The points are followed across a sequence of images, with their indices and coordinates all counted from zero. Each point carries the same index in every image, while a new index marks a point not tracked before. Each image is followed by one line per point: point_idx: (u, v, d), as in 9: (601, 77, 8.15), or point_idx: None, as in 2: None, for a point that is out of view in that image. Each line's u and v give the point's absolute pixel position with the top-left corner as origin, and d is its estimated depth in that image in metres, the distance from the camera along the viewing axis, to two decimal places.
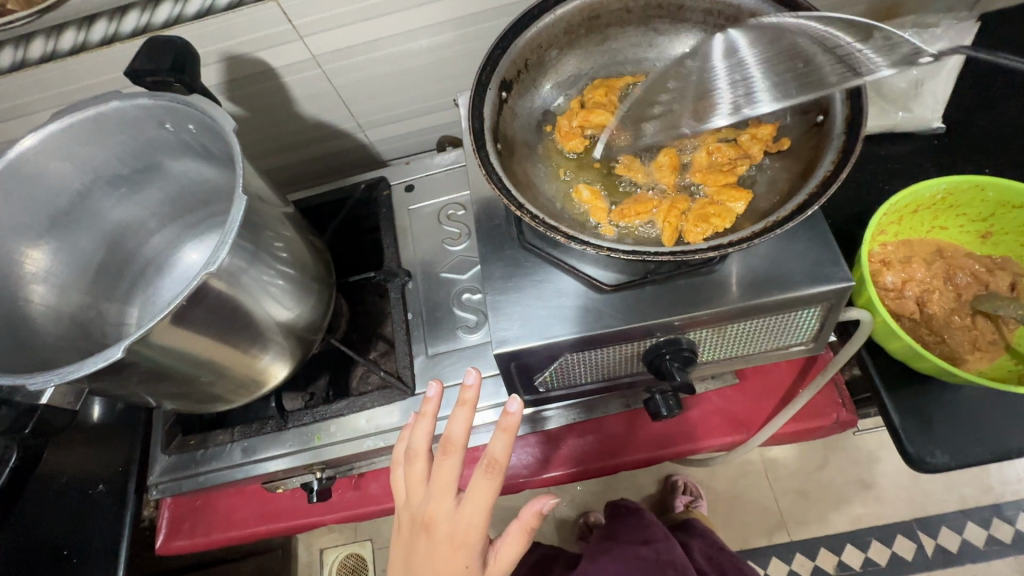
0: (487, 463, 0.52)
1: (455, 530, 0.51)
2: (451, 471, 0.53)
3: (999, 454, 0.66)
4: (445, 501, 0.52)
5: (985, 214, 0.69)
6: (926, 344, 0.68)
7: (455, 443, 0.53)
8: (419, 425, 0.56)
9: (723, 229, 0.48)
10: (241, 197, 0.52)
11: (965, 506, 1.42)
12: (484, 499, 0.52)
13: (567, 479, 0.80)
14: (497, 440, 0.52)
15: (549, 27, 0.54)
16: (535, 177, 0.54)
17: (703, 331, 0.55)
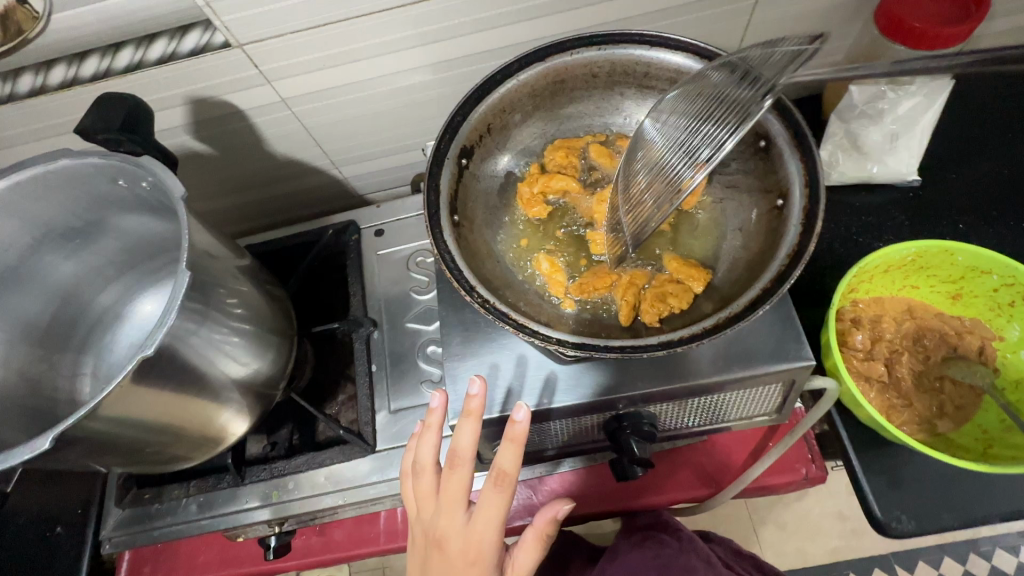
0: (497, 478, 0.50)
1: (468, 545, 0.51)
2: (460, 487, 0.52)
3: (964, 521, 0.65)
4: (457, 515, 0.52)
5: (955, 276, 0.68)
6: (894, 408, 0.67)
7: (464, 459, 0.51)
8: (424, 440, 0.53)
9: (680, 311, 0.47)
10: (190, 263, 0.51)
11: (942, 540, 1.42)
12: (496, 512, 0.51)
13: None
14: (506, 453, 0.50)
15: (511, 92, 0.53)
16: (494, 247, 0.52)
17: (664, 404, 0.55)
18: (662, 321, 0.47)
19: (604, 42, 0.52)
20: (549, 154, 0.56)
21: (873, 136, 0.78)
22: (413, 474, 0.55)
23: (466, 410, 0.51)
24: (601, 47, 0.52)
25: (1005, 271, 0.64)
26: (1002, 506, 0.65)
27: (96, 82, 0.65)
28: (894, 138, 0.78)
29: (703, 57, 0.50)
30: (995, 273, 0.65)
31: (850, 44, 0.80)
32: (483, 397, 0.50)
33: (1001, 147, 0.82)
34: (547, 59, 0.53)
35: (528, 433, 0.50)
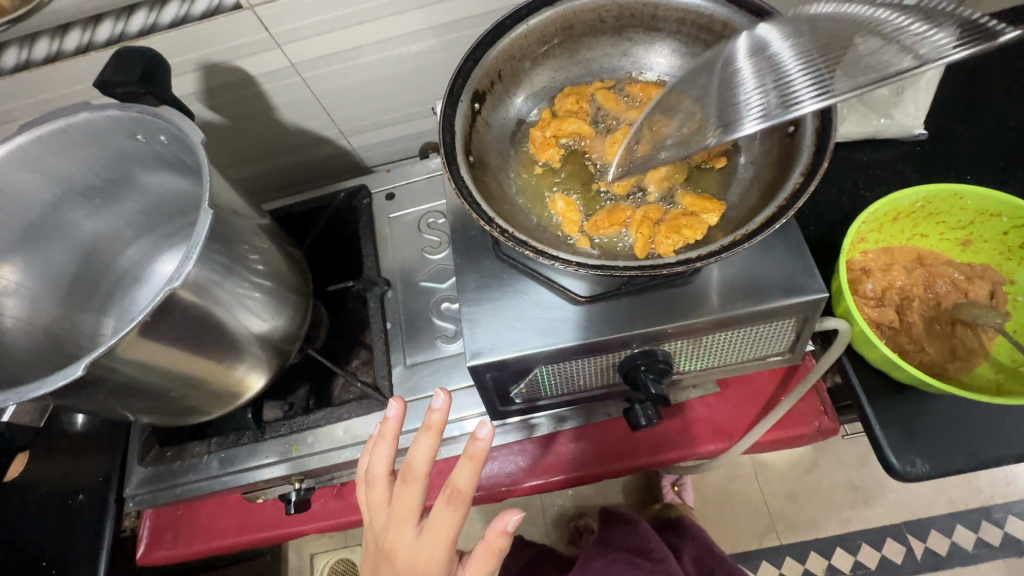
0: (449, 493, 0.50)
1: (416, 559, 0.50)
2: (413, 500, 0.52)
3: (978, 463, 0.65)
4: (407, 528, 0.51)
5: (965, 222, 0.68)
6: (905, 352, 0.68)
7: (420, 470, 0.51)
8: (377, 449, 0.53)
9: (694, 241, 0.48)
10: (210, 209, 0.51)
11: (953, 508, 1.42)
12: (445, 527, 0.50)
13: (550, 487, 0.79)
14: (460, 470, 0.50)
15: (521, 38, 0.54)
16: (508, 190, 0.53)
17: (677, 342, 0.55)
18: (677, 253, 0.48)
19: None
20: (559, 100, 0.57)
21: (879, 88, 0.78)
22: (366, 485, 0.54)
23: (426, 424, 0.52)
24: None
25: (1015, 213, 0.64)
26: (1015, 447, 0.65)
27: (111, 46, 0.66)
28: (901, 91, 0.78)
29: None
30: (1005, 215, 0.65)
31: None
32: (443, 413, 0.52)
33: (1008, 98, 0.82)
34: (556, 4, 0.53)
35: (488, 451, 0.50)
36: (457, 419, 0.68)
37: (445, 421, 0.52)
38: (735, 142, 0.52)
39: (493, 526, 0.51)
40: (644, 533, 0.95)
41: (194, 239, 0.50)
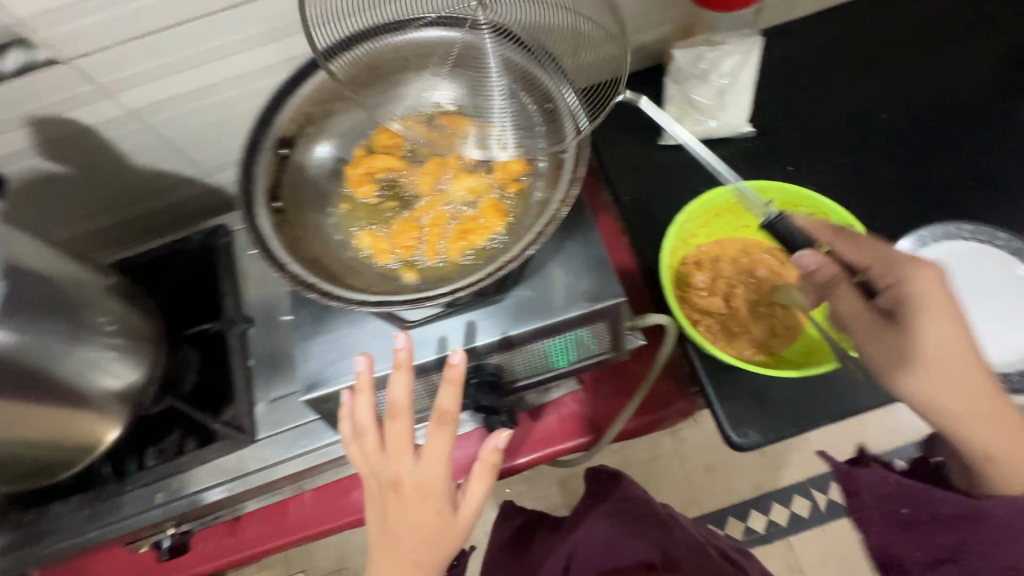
0: (440, 417, 0.54)
1: (422, 479, 0.55)
2: (404, 433, 0.55)
3: (802, 427, 0.73)
4: (406, 461, 0.55)
5: (774, 213, 0.76)
6: (734, 335, 0.75)
7: (400, 407, 0.54)
8: (357, 399, 0.55)
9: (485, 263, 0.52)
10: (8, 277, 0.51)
11: (849, 460, 1.55)
12: (441, 447, 0.55)
13: (508, 471, 0.83)
14: (446, 393, 0.54)
15: (326, 83, 0.57)
16: (324, 229, 0.56)
17: (503, 354, 0.60)
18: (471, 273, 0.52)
19: (406, 29, 0.57)
20: (375, 136, 0.60)
21: (703, 94, 0.85)
22: (354, 436, 0.56)
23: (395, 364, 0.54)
24: (404, 35, 0.56)
25: (808, 203, 0.72)
26: (831, 409, 0.73)
27: None
28: (723, 95, 0.86)
29: None
30: (802, 206, 0.73)
31: (676, 14, 0.87)
32: (408, 350, 0.54)
33: (820, 93, 0.91)
34: (356, 49, 0.56)
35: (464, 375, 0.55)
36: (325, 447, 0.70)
37: (411, 358, 0.54)
38: (531, 167, 0.56)
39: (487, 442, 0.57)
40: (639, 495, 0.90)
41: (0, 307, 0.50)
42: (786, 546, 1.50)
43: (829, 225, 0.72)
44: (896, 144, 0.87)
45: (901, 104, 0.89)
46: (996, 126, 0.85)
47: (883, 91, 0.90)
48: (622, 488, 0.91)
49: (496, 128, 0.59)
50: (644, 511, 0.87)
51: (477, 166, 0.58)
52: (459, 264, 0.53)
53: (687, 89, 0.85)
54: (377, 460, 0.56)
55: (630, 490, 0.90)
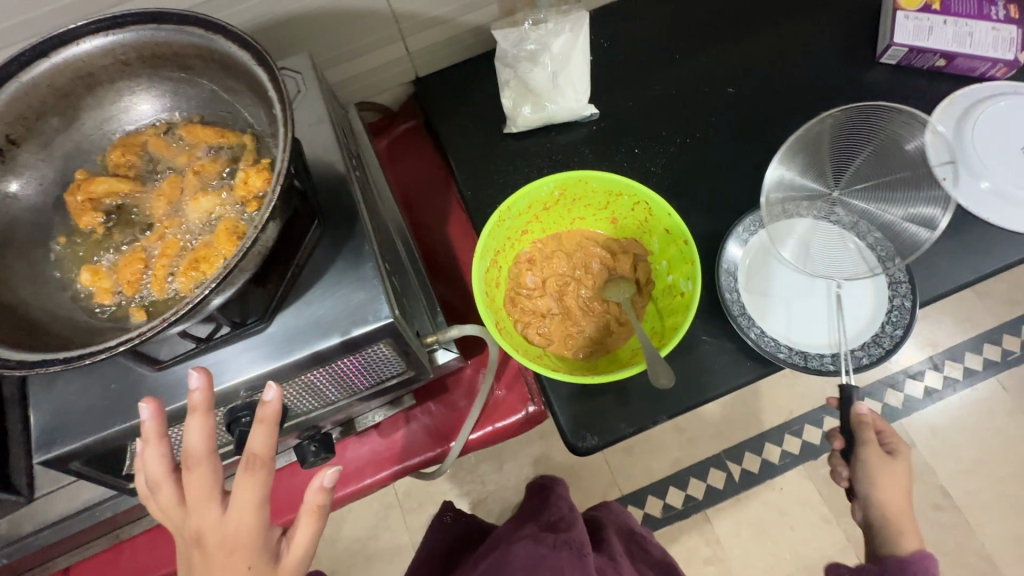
0: (245, 461, 0.46)
1: (227, 534, 0.45)
2: (206, 483, 0.46)
3: (639, 426, 0.70)
4: (211, 515, 0.45)
5: (603, 203, 0.72)
6: (568, 336, 0.71)
7: (198, 454, 0.46)
8: (146, 452, 0.46)
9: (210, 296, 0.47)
10: None
11: (763, 429, 1.47)
12: (246, 497, 0.45)
13: (365, 491, 0.82)
14: (254, 435, 0.46)
15: (19, 98, 0.47)
16: (38, 268, 0.49)
17: (279, 386, 0.55)
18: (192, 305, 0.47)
19: (108, 27, 0.48)
20: (107, 155, 0.53)
21: (537, 76, 0.80)
22: (153, 494, 0.47)
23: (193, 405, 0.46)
24: (107, 34, 0.48)
25: (630, 191, 0.68)
26: (666, 405, 0.71)
27: None
28: (556, 76, 0.80)
29: (206, 28, 0.47)
30: (625, 194, 0.69)
31: None
32: (209, 388, 0.46)
33: (668, 66, 0.86)
34: (51, 56, 0.47)
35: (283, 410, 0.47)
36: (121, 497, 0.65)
37: (213, 398, 0.46)
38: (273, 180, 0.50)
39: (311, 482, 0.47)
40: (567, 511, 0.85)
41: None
42: (704, 520, 1.42)
43: (653, 213, 0.69)
44: (741, 117, 0.83)
45: (749, 75, 0.85)
46: (842, 93, 0.82)
47: (731, 61, 0.86)
48: (552, 506, 0.87)
49: (242, 136, 0.52)
50: (563, 521, 0.81)
51: (219, 182, 0.51)
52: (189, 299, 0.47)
53: (519, 71, 0.80)
54: (178, 518, 0.46)
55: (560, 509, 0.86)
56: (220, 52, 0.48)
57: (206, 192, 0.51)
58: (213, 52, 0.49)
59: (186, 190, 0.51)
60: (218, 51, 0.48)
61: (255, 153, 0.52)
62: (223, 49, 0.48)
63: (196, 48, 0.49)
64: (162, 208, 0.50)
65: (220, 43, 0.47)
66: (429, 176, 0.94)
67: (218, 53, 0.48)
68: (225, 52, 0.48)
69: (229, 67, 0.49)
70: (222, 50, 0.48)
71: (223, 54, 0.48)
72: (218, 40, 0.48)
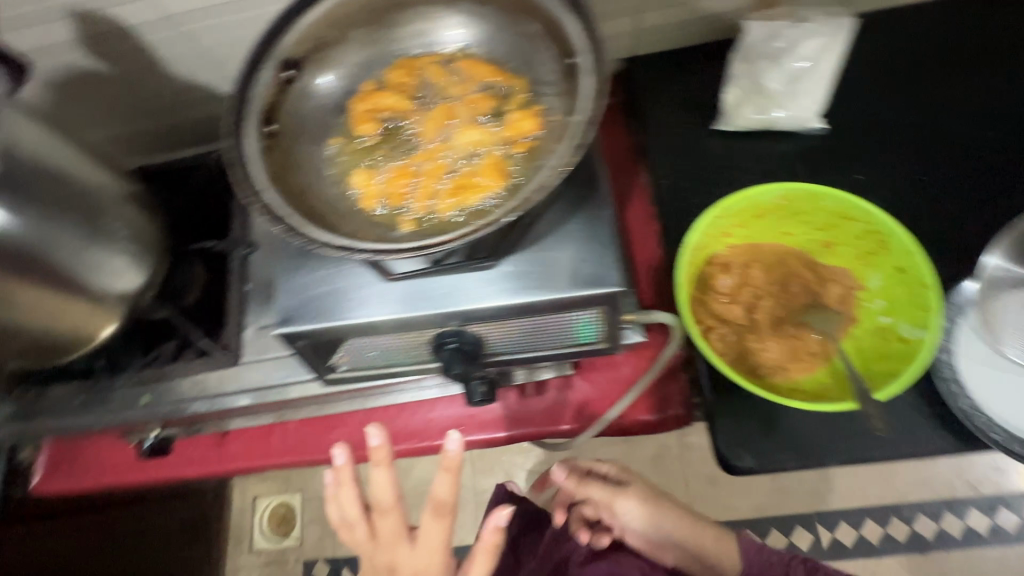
0: (435, 507, 0.55)
1: (418, 564, 0.54)
2: (394, 527, 0.56)
3: (804, 462, 0.66)
4: (400, 547, 0.55)
5: (825, 223, 0.67)
6: (750, 351, 0.68)
7: (388, 502, 0.56)
8: (342, 493, 0.57)
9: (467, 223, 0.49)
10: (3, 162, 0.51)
11: None
12: (439, 534, 0.55)
13: (491, 444, 0.81)
14: (438, 483, 0.55)
15: (340, 5, 0.53)
16: (318, 162, 0.53)
17: (485, 324, 0.56)
18: (449, 225, 0.50)
19: None
20: (388, 71, 0.56)
21: (774, 78, 0.75)
22: (347, 528, 0.58)
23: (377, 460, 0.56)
24: None
25: (867, 217, 0.63)
26: (838, 449, 0.66)
27: None
28: (797, 79, 0.75)
29: None
30: (859, 219, 0.64)
31: None
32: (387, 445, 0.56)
33: (914, 92, 0.79)
34: None
35: (461, 462, 0.56)
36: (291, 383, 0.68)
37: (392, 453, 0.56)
38: (544, 128, 0.51)
39: (485, 523, 0.55)
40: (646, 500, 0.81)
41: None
42: None
43: (886, 247, 0.63)
44: (991, 165, 0.74)
45: (1013, 120, 0.75)
46: None
47: (991, 100, 0.76)
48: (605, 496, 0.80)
49: (516, 78, 0.54)
50: None
51: (487, 118, 0.53)
52: (448, 222, 0.50)
53: (757, 67, 0.76)
54: (372, 551, 0.56)
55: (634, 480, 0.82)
56: None
57: (475, 125, 0.53)
58: None
59: (457, 119, 0.53)
60: None
61: (528, 98, 0.53)
62: None
63: None
64: (433, 131, 0.53)
65: None
66: (618, 157, 0.88)
67: None
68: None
69: (528, 9, 0.51)
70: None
71: None
72: None
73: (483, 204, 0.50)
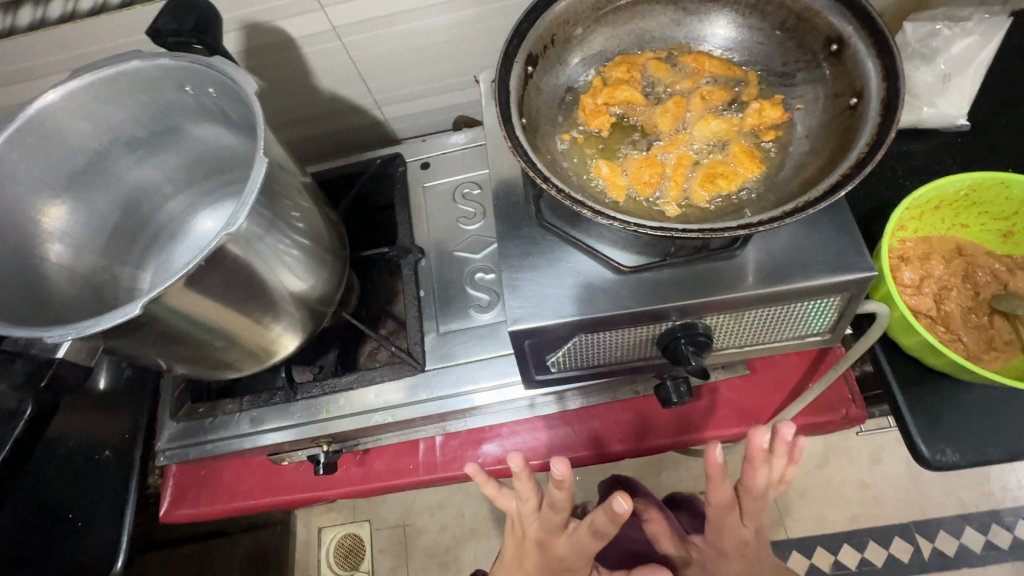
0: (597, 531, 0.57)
1: (570, 551, 0.60)
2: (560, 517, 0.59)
3: (1011, 454, 0.65)
4: (558, 534, 0.60)
5: (1008, 212, 0.68)
6: (942, 342, 0.67)
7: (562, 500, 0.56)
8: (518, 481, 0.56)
9: (730, 208, 0.49)
10: (265, 160, 0.52)
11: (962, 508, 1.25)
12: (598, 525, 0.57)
13: (653, 452, 0.78)
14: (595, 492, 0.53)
15: (577, 2, 0.54)
16: (556, 155, 0.53)
17: (719, 316, 0.55)
18: (710, 209, 0.49)
19: None
20: (611, 67, 0.56)
21: (924, 76, 0.77)
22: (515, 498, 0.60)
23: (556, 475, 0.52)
24: None
25: None
26: None
27: (124, 8, 0.65)
28: (946, 78, 0.77)
29: None
30: None
31: None
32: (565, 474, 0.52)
33: None
34: None
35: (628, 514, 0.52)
36: (475, 390, 0.66)
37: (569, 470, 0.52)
38: (790, 116, 0.51)
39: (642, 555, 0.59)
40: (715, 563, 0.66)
41: (247, 189, 0.51)
42: None
43: None
44: None
45: None
46: None
47: None
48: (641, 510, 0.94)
49: (745, 72, 0.55)
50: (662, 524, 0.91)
51: (722, 109, 0.54)
52: (707, 209, 0.49)
53: (907, 67, 0.77)
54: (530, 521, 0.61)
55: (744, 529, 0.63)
56: None
57: (714, 116, 0.53)
58: None
59: (693, 112, 0.54)
60: None
61: (763, 89, 0.54)
62: None
63: None
64: (670, 124, 0.53)
65: None
66: None
67: None
68: None
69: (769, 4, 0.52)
70: None
71: None
72: None
73: (741, 191, 0.50)
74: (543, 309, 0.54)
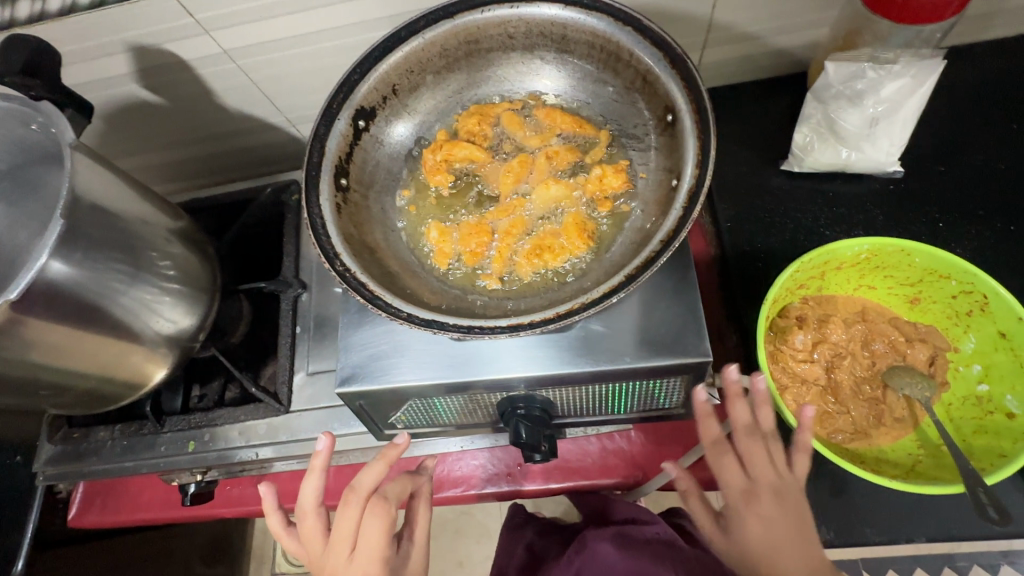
0: (377, 501, 0.55)
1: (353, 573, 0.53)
2: (348, 527, 0.54)
3: (889, 538, 0.61)
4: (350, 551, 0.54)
5: (913, 279, 0.63)
6: (827, 414, 0.63)
7: (364, 494, 0.54)
8: (368, 469, 0.55)
9: (549, 284, 0.47)
10: (63, 220, 0.49)
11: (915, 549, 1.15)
12: (380, 542, 0.53)
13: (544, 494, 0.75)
14: (396, 486, 0.58)
15: (417, 52, 0.50)
16: (388, 215, 0.51)
17: (557, 390, 0.53)
18: (534, 282, 0.47)
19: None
20: (461, 119, 0.53)
21: (850, 119, 0.69)
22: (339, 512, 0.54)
23: (381, 456, 0.56)
24: (513, 5, 0.48)
25: (964, 278, 0.59)
26: (929, 527, 0.60)
27: (2, 31, 0.66)
28: (874, 122, 0.69)
29: (615, 19, 0.46)
30: (954, 278, 0.60)
31: (837, 16, 0.72)
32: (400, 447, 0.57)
33: (996, 132, 0.74)
34: (456, 17, 0.48)
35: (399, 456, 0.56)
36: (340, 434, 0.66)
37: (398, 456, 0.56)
38: (632, 185, 0.48)
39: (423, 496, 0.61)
40: (741, 521, 0.52)
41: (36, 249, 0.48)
42: None
43: (986, 309, 0.59)
44: None
45: None
46: None
47: None
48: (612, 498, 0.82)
49: (598, 130, 0.51)
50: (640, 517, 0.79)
51: (567, 172, 0.51)
52: (528, 286, 0.47)
53: (834, 108, 0.70)
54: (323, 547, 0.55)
55: (769, 476, 0.53)
56: (615, 41, 0.47)
57: (556, 179, 0.50)
58: (607, 43, 0.47)
59: (536, 174, 0.51)
60: (615, 42, 0.47)
61: (610, 151, 0.50)
62: (622, 38, 0.46)
63: (588, 34, 0.48)
64: (510, 185, 0.51)
65: (623, 34, 0.46)
66: None
67: (616, 44, 0.47)
68: (621, 45, 0.47)
69: (616, 61, 0.48)
70: (620, 41, 0.46)
71: (618, 48, 0.47)
72: (621, 30, 0.46)
73: (565, 266, 0.47)
74: (362, 375, 0.53)
